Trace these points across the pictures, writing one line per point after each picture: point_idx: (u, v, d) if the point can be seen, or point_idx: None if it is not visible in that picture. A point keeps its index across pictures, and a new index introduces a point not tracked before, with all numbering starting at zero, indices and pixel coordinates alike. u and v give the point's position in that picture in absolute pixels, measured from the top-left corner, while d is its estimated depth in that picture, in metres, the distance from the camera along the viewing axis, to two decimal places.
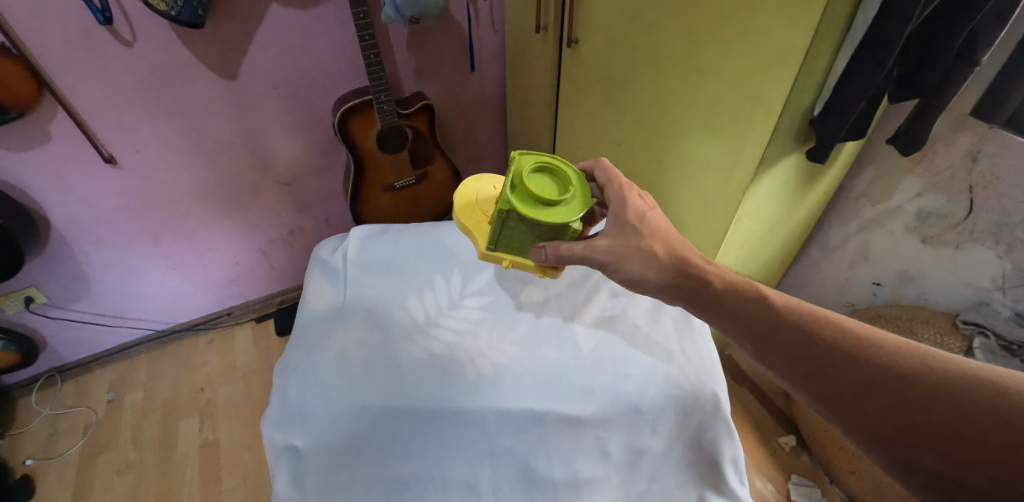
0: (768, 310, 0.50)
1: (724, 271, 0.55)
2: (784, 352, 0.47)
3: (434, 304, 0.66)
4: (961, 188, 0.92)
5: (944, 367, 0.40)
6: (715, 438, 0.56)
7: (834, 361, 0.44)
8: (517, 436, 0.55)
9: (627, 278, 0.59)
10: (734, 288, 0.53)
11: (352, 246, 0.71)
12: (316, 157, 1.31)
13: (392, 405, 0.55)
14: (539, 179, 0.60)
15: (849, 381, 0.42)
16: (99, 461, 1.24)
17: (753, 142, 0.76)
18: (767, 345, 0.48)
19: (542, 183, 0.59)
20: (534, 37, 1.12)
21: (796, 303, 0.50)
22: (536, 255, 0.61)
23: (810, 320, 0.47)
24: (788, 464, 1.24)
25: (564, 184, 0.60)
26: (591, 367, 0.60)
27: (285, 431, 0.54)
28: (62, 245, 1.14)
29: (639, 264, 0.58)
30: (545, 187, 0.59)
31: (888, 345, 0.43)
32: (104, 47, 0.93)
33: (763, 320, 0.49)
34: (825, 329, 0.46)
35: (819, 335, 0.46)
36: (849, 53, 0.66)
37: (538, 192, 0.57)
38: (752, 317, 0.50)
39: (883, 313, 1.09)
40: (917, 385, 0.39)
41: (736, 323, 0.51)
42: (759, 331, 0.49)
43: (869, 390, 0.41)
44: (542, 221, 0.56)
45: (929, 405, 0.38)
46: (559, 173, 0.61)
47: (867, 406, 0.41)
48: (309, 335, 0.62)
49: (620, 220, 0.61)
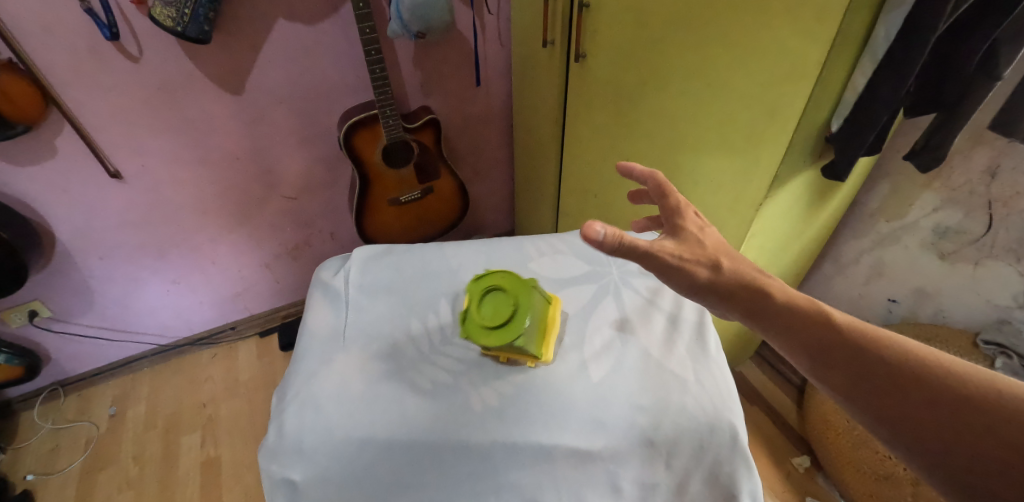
0: (827, 330, 0.44)
1: (784, 285, 0.49)
2: (845, 371, 0.42)
3: (437, 328, 0.58)
4: (979, 203, 0.90)
5: (1017, 394, 0.35)
6: (733, 471, 0.49)
7: (896, 384, 0.39)
8: (524, 469, 0.48)
9: (693, 281, 0.50)
10: (792, 304, 0.47)
11: (354, 268, 0.65)
12: (322, 172, 1.31)
13: (392, 438, 0.48)
14: (494, 302, 0.56)
15: (913, 407, 0.37)
16: (99, 477, 1.23)
17: (766, 159, 0.74)
18: (828, 365, 0.43)
19: (494, 303, 0.56)
20: (541, 51, 1.11)
21: (863, 324, 0.44)
22: (590, 238, 0.48)
23: (872, 340, 0.42)
24: (802, 485, 1.20)
25: (509, 293, 0.56)
26: (608, 395, 0.52)
27: (285, 462, 0.48)
28: (67, 259, 1.14)
29: (705, 268, 0.51)
30: (497, 308, 0.55)
31: (958, 371, 0.38)
32: (111, 62, 0.93)
33: (820, 339, 0.44)
34: (889, 352, 0.41)
35: (883, 359, 0.41)
36: (871, 69, 0.64)
37: (482, 319, 0.54)
38: (811, 337, 0.45)
39: (901, 330, 1.06)
40: (984, 413, 0.35)
41: (793, 340, 0.46)
42: (815, 346, 0.44)
43: (936, 419, 0.36)
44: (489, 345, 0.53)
45: (1001, 433, 0.33)
46: (508, 292, 0.56)
47: (928, 433, 0.36)
48: (306, 361, 0.56)
49: (678, 231, 0.54)
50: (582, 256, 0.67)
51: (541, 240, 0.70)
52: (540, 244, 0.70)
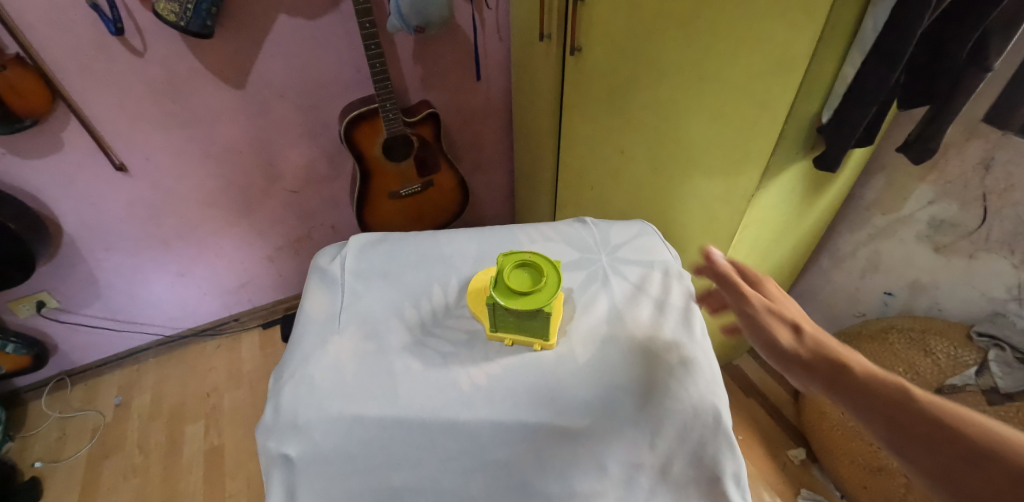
0: (910, 408, 0.39)
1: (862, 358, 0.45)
2: (933, 458, 0.37)
3: (430, 311, 0.60)
4: (974, 195, 0.90)
5: None
6: (718, 453, 0.50)
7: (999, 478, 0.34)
8: (508, 447, 0.49)
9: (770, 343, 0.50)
10: (869, 374, 0.43)
11: (350, 255, 0.66)
12: (323, 166, 1.32)
13: (383, 415, 0.50)
14: (519, 275, 0.56)
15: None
16: (105, 464, 1.25)
17: (757, 150, 0.75)
18: (909, 446, 0.38)
19: (523, 277, 0.56)
20: (538, 45, 1.12)
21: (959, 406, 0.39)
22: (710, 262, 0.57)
23: (968, 424, 0.37)
24: (797, 477, 1.21)
25: (540, 269, 0.56)
26: (594, 376, 0.53)
27: (279, 439, 0.50)
28: (74, 250, 1.16)
29: (786, 332, 0.50)
30: (522, 281, 0.55)
31: None
32: (116, 57, 0.95)
33: (900, 413, 0.40)
34: (990, 441, 0.35)
35: (984, 446, 0.35)
36: (859, 59, 0.64)
37: (513, 286, 0.54)
38: (891, 410, 0.40)
39: (895, 324, 1.05)
40: None
41: (869, 414, 0.41)
42: (892, 423, 0.39)
43: None
44: (520, 310, 0.52)
45: None
46: (539, 269, 0.57)
47: None
48: (302, 343, 0.57)
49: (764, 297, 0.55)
50: (573, 244, 0.69)
51: (532, 228, 0.72)
52: (531, 232, 0.71)
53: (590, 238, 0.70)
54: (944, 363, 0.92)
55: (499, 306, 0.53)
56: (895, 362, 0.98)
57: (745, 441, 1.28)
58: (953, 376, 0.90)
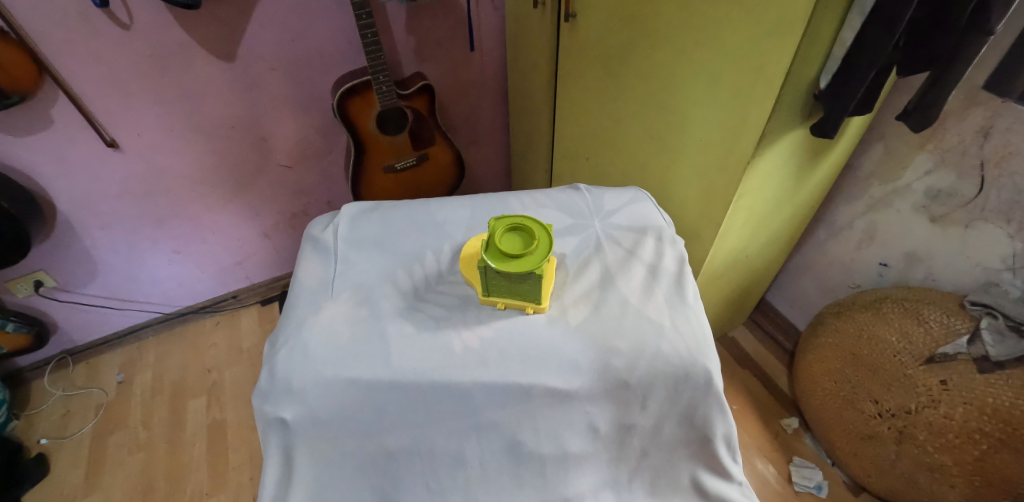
0: None
1: None
2: None
3: (423, 277, 0.60)
4: (972, 164, 0.88)
5: None
6: (706, 414, 0.53)
7: None
8: (501, 409, 0.51)
9: None
10: None
11: (342, 223, 0.66)
12: (317, 140, 1.31)
13: (375, 378, 0.50)
14: (511, 239, 0.56)
15: None
16: (110, 440, 1.27)
17: (753, 119, 0.74)
18: None
19: (516, 240, 0.56)
20: (533, 13, 1.10)
21: None
22: None
23: None
24: (790, 445, 1.24)
25: (531, 233, 0.56)
26: (586, 337, 0.54)
27: (274, 403, 0.51)
28: (68, 228, 1.15)
29: None
30: (513, 244, 0.55)
31: None
32: (102, 29, 0.92)
33: None
34: None
35: None
36: (859, 22, 0.63)
37: (505, 248, 0.54)
38: None
39: (889, 294, 1.03)
40: None
41: None
42: None
43: None
44: (510, 273, 0.52)
45: None
46: (530, 231, 0.57)
47: None
48: (296, 311, 0.57)
49: None
50: (565, 210, 0.68)
51: (525, 195, 0.71)
52: (524, 198, 0.70)
53: (583, 205, 0.69)
54: (936, 331, 0.91)
55: (491, 269, 0.53)
56: (887, 331, 0.97)
57: (738, 411, 1.30)
58: (944, 345, 0.89)
